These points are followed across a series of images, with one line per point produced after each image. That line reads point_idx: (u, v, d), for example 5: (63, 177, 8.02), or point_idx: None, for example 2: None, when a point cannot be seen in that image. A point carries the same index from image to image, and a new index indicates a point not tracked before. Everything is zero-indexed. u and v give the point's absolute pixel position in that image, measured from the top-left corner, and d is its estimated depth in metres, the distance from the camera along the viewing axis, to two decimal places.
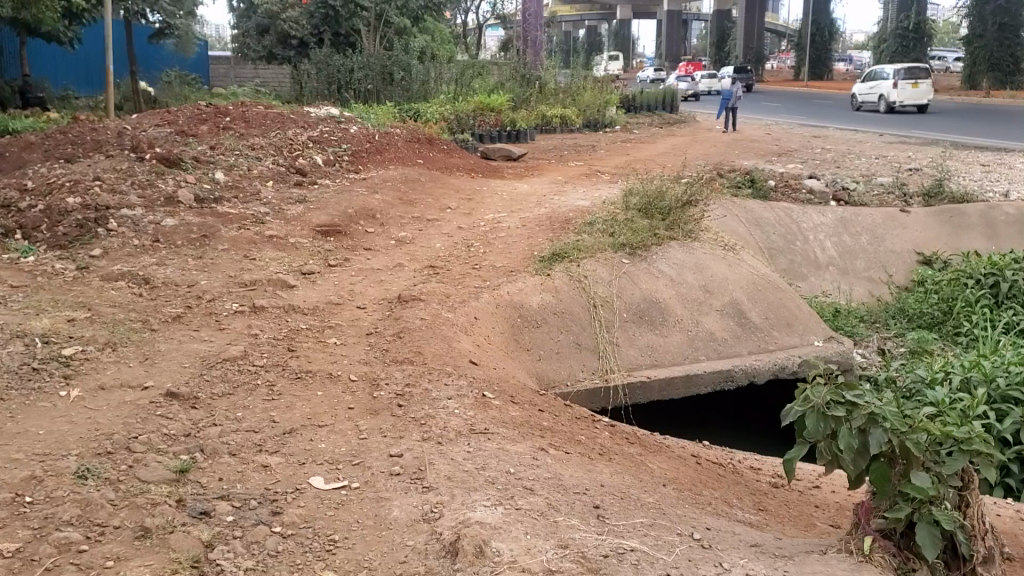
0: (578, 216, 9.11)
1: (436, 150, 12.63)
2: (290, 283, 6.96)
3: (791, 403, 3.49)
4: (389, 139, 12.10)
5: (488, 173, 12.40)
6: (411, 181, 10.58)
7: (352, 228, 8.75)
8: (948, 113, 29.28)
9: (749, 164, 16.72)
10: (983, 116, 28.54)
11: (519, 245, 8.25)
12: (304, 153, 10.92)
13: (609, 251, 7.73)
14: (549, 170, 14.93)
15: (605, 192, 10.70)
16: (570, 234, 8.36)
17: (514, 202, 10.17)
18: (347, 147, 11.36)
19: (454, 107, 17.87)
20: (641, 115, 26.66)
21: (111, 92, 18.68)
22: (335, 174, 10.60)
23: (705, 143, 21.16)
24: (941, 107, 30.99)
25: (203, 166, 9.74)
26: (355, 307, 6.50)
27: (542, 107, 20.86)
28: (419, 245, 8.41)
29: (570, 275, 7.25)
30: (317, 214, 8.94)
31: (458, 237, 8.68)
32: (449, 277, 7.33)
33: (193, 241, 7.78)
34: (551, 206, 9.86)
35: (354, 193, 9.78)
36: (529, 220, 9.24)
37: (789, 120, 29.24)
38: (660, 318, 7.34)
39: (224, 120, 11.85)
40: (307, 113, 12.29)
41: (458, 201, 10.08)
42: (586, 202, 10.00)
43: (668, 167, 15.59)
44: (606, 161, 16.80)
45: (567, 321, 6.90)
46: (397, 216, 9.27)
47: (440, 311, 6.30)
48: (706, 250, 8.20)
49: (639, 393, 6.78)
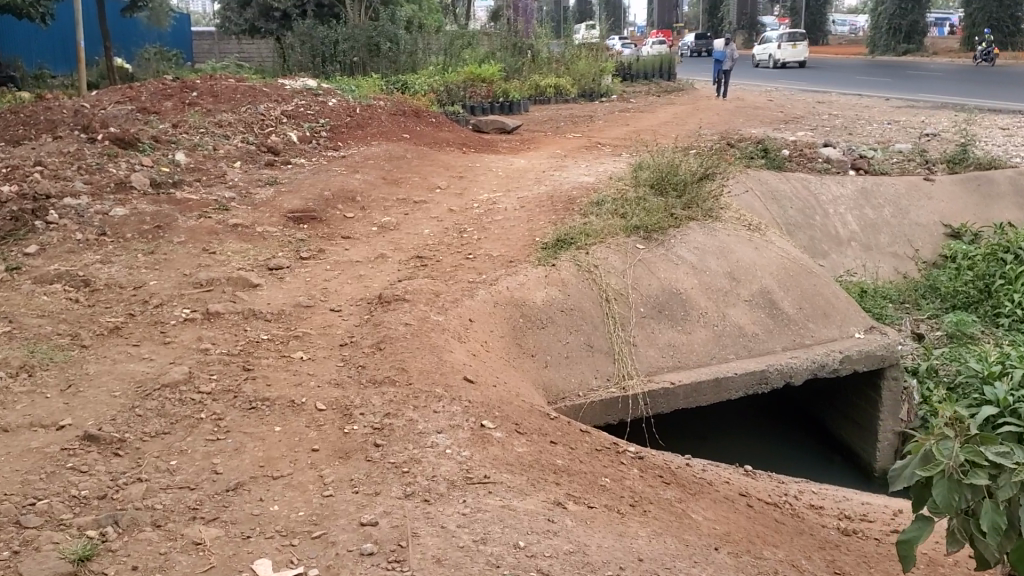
0: (582, 195, 8.14)
1: (424, 124, 11.62)
2: (254, 281, 5.99)
3: (916, 468, 2.94)
4: (372, 112, 11.09)
5: (481, 148, 11.40)
6: (397, 158, 9.60)
7: (330, 213, 7.78)
8: (954, 76, 28.22)
9: (759, 133, 15.70)
10: (991, 78, 27.47)
11: (517, 229, 7.29)
12: (278, 130, 9.92)
13: (621, 235, 6.77)
14: (546, 143, 13.92)
15: (611, 167, 9.73)
16: (575, 216, 7.39)
17: (510, 179, 9.20)
18: (327, 122, 10.37)
19: (442, 79, 16.82)
20: (637, 84, 25.58)
21: (82, 69, 17.57)
22: (312, 152, 9.61)
23: (708, 112, 20.13)
24: (947, 70, 29.92)
25: (163, 147, 8.75)
26: (329, 310, 5.55)
27: (535, 77, 19.81)
28: (406, 231, 7.44)
29: (578, 264, 6.29)
30: (290, 198, 7.96)
31: (450, 221, 7.71)
32: (438, 270, 6.37)
33: (145, 233, 6.81)
34: (551, 183, 8.89)
35: (333, 173, 8.80)
36: (529, 199, 8.27)
37: (790, 86, 28.17)
38: (682, 312, 6.40)
39: (190, 96, 10.83)
40: (282, 85, 11.28)
41: (449, 179, 9.11)
42: (591, 178, 9.02)
43: (674, 137, 14.58)
44: (606, 133, 15.79)
45: (576, 319, 5.95)
46: (380, 198, 8.29)
47: (427, 313, 5.35)
48: (730, 231, 7.24)
49: (661, 402, 5.85)
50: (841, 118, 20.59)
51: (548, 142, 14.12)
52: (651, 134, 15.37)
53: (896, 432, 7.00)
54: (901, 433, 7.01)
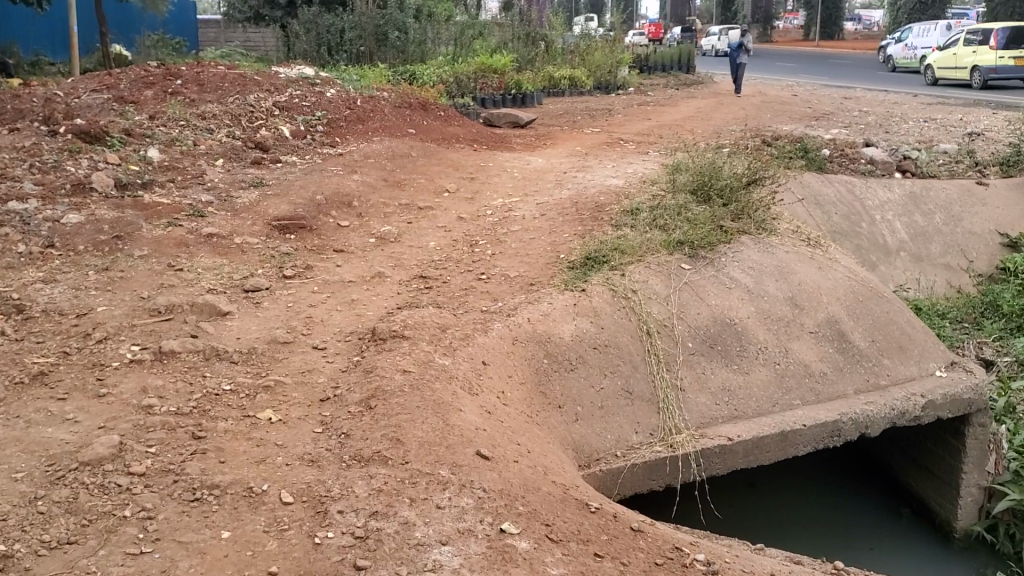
0: (612, 201, 7.09)
1: (431, 118, 10.56)
2: (223, 308, 4.96)
3: None
4: (375, 103, 10.03)
5: (494, 145, 10.35)
6: (401, 156, 8.55)
7: (322, 221, 6.75)
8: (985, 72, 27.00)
9: (792, 130, 14.59)
10: None
11: (538, 242, 6.24)
12: (268, 124, 8.88)
13: (663, 254, 5.73)
14: (564, 139, 12.84)
15: (640, 169, 8.67)
16: (606, 227, 6.35)
17: (528, 182, 8.15)
18: (324, 115, 9.31)
19: (452, 70, 15.77)
20: (655, 77, 24.49)
21: (76, 56, 16.53)
22: (306, 148, 8.57)
23: (732, 106, 19.03)
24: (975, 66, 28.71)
25: (136, 142, 7.72)
26: (312, 348, 4.52)
27: (549, 69, 18.75)
28: (409, 244, 6.40)
29: (614, 289, 5.25)
30: (277, 203, 6.92)
31: (460, 232, 6.66)
32: (445, 295, 5.33)
33: (100, 244, 5.79)
34: (574, 187, 7.83)
35: (328, 173, 7.75)
36: (552, 206, 7.22)
37: (812, 79, 27.04)
38: (738, 349, 5.37)
39: (173, 84, 9.79)
40: (275, 73, 10.22)
41: (458, 181, 8.07)
42: (620, 181, 7.97)
43: (703, 135, 13.47)
44: (627, 128, 14.70)
45: (613, 359, 4.91)
46: (379, 204, 7.25)
47: (431, 354, 4.32)
48: (788, 249, 6.21)
49: (716, 462, 4.83)
50: (872, 115, 19.48)
51: (566, 137, 13.04)
52: (677, 131, 14.27)
53: (981, 488, 5.93)
54: (988, 489, 5.93)
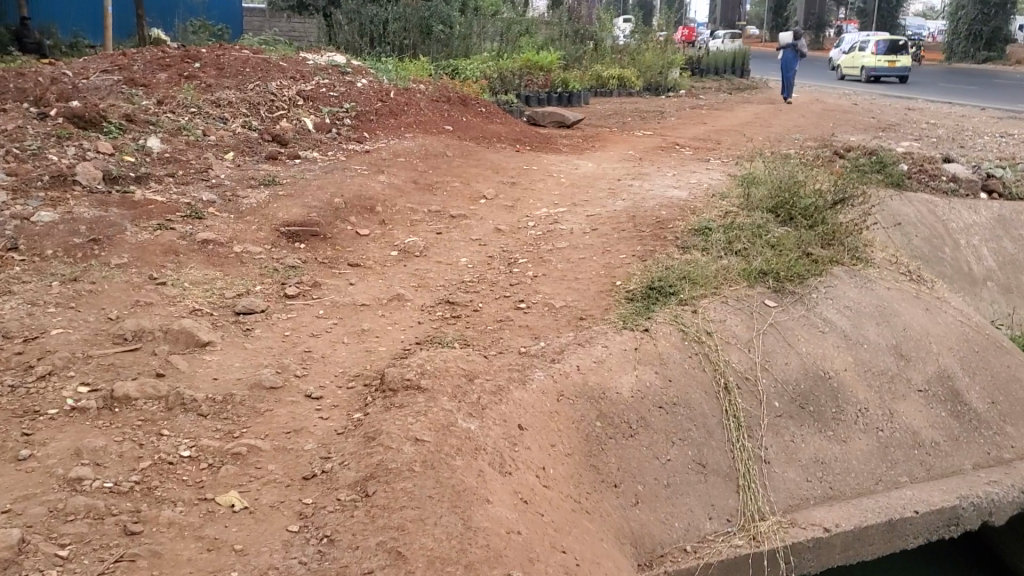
0: (676, 217, 6.10)
1: (471, 115, 9.60)
2: (203, 337, 4.03)
3: None
4: (410, 95, 9.08)
5: (539, 146, 9.37)
6: (435, 155, 7.62)
7: (338, 228, 5.81)
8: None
9: (863, 142, 13.44)
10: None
11: (589, 264, 5.26)
12: (290, 114, 7.97)
13: (744, 286, 4.75)
14: (615, 142, 11.83)
15: (705, 179, 7.66)
16: (671, 249, 5.36)
17: (577, 189, 7.18)
18: (353, 106, 8.38)
19: (496, 65, 14.80)
20: (708, 80, 23.35)
21: (109, 33, 15.72)
22: (330, 142, 7.64)
23: (792, 114, 17.88)
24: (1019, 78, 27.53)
25: (137, 129, 6.84)
26: (304, 396, 3.57)
27: (597, 68, 17.73)
28: (437, 260, 5.45)
29: (684, 330, 4.27)
30: (288, 203, 6.00)
31: (499, 248, 5.70)
32: (477, 329, 4.37)
33: (72, 249, 4.90)
34: (630, 197, 6.84)
35: (351, 173, 6.83)
36: (605, 219, 6.23)
37: (872, 87, 25.73)
38: (834, 410, 4.39)
39: (191, 68, 8.92)
40: (303, 59, 9.32)
41: (497, 185, 7.12)
42: (683, 193, 6.96)
43: (767, 145, 12.39)
44: (682, 133, 13.64)
45: (682, 422, 3.95)
46: (406, 210, 6.31)
47: (453, 414, 3.35)
48: (889, 284, 5.21)
49: (809, 560, 3.86)
50: (942, 127, 18.24)
51: (617, 141, 12.01)
52: (737, 139, 13.18)
53: None
54: None
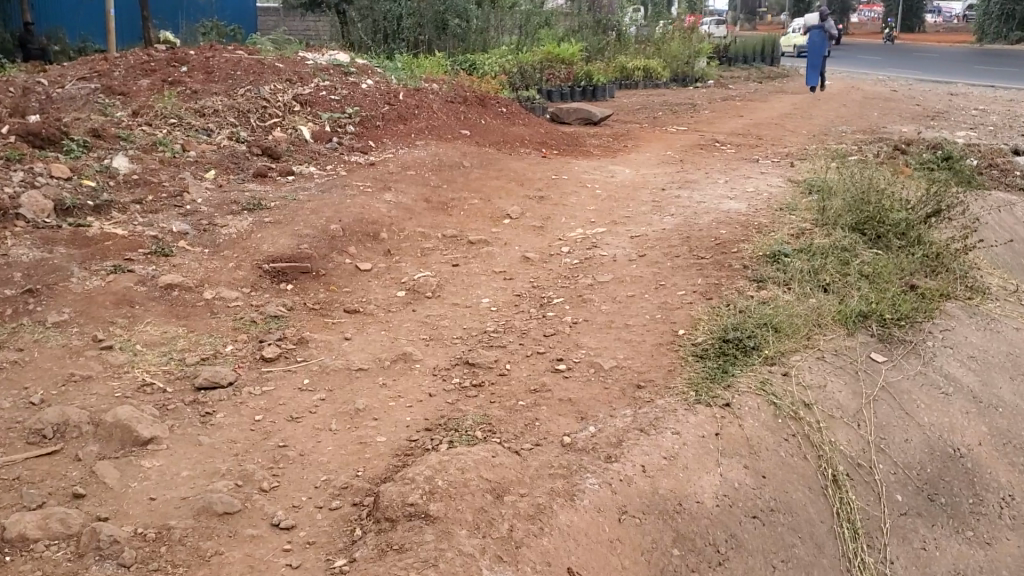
0: (738, 238, 5.10)
1: (490, 116, 8.59)
2: (144, 431, 3.06)
3: None
4: (421, 96, 8.08)
5: (567, 150, 8.35)
6: (451, 167, 6.63)
7: (334, 261, 4.83)
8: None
9: (917, 134, 12.34)
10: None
11: (642, 304, 4.27)
12: (285, 122, 7.00)
13: (842, 335, 3.78)
14: (648, 140, 10.79)
15: (762, 185, 6.63)
16: (740, 281, 4.38)
17: (615, 202, 6.17)
18: (357, 110, 7.38)
19: (515, 59, 13.78)
20: (737, 69, 22.19)
21: (112, 30, 14.64)
22: (329, 154, 6.66)
23: (833, 102, 16.74)
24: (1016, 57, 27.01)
25: (105, 147, 5.88)
26: (270, 528, 2.61)
27: (621, 59, 16.68)
28: (454, 301, 4.46)
29: (777, 405, 3.30)
30: (274, 232, 5.02)
31: (528, 283, 4.70)
32: (504, 402, 3.37)
33: (1, 303, 3.94)
34: (680, 212, 5.83)
35: (352, 191, 5.84)
36: (654, 242, 5.21)
37: (909, 72, 24.41)
38: (971, 501, 3.46)
39: (177, 72, 7.96)
40: (302, 58, 8.34)
41: (524, 201, 6.13)
42: (741, 205, 5.94)
43: (814, 141, 11.32)
44: (719, 128, 12.58)
45: (783, 536, 2.96)
46: (417, 237, 5.32)
47: (476, 565, 2.37)
48: (1015, 323, 4.24)
49: None
50: (994, 114, 17.06)
51: (651, 139, 10.96)
52: (780, 135, 12.10)
53: None
54: None
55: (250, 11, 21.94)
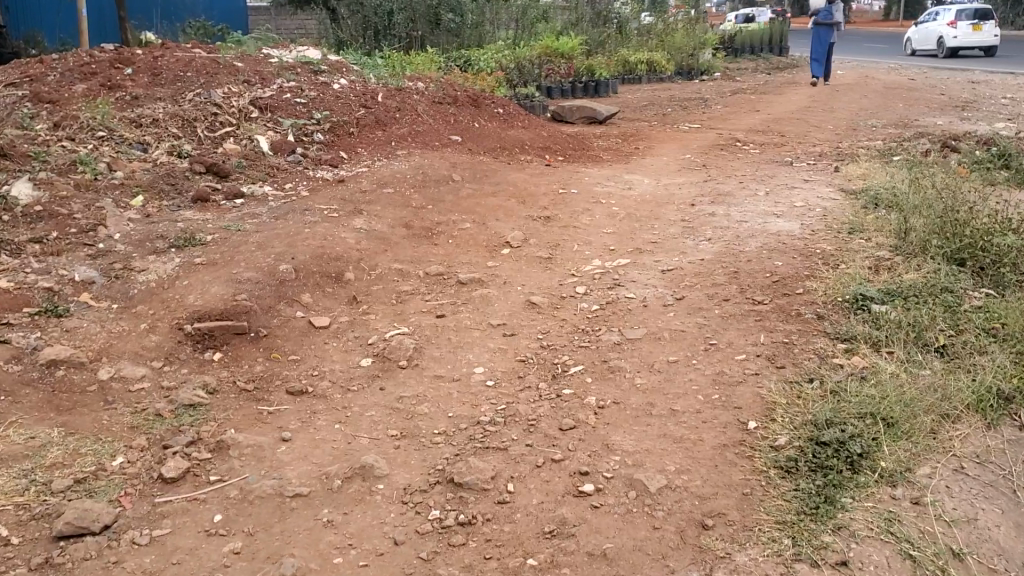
0: (800, 275, 4.01)
1: (484, 119, 7.46)
2: None
3: None
4: (404, 95, 6.96)
5: (573, 155, 7.25)
6: (437, 181, 5.51)
7: (281, 317, 3.71)
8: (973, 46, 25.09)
9: (955, 127, 11.23)
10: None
11: (692, 377, 3.14)
12: (240, 130, 5.88)
13: (982, 432, 2.71)
14: (661, 141, 9.67)
15: (811, 197, 5.52)
16: (817, 342, 3.30)
17: (637, 224, 5.06)
18: (326, 114, 6.26)
19: (512, 53, 12.66)
20: (743, 59, 21.02)
21: (83, 30, 13.27)
22: (291, 169, 5.56)
23: (853, 93, 15.61)
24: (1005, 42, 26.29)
25: (9, 170, 4.77)
26: None
27: (623, 51, 15.56)
28: (437, 373, 3.30)
29: (915, 558, 2.23)
30: (206, 279, 3.90)
31: (535, 340, 3.58)
32: (506, 563, 2.26)
33: None
34: (718, 235, 4.74)
35: (313, 216, 4.72)
36: (693, 279, 4.10)
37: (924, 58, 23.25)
38: None
39: (120, 75, 6.82)
40: (266, 56, 7.21)
41: (526, 223, 5.01)
42: (792, 226, 4.83)
43: (845, 138, 10.20)
44: (735, 125, 11.47)
45: None
46: (392, 275, 4.19)
47: None
48: None
49: None
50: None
51: (665, 140, 9.84)
52: (804, 131, 10.98)
53: None
54: None
55: (240, 11, 20.30)
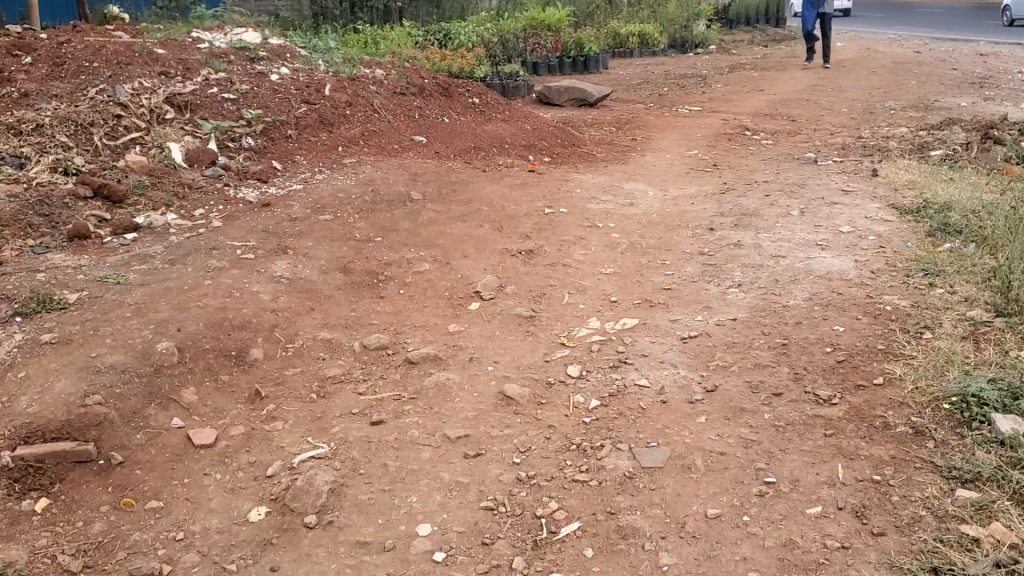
0: (873, 352, 2.94)
1: (455, 112, 6.33)
2: None
3: None
4: (358, 86, 5.82)
5: (561, 154, 6.14)
6: (392, 202, 4.40)
7: (147, 432, 2.61)
8: (929, 15, 24.80)
9: (980, 110, 10.17)
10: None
11: (748, 553, 2.05)
12: (148, 136, 4.74)
13: None
14: (661, 130, 8.56)
15: (857, 218, 4.44)
16: (926, 485, 2.23)
17: (642, 263, 3.98)
18: (259, 113, 5.11)
19: (495, 27, 11.48)
20: (739, 30, 19.86)
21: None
22: (206, 186, 4.43)
23: (860, 69, 14.54)
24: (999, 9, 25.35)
25: None
26: None
27: (614, 23, 14.38)
28: (362, 535, 2.21)
29: None
30: (50, 370, 2.79)
31: (510, 466, 2.49)
32: None
33: None
34: (751, 280, 3.66)
35: (221, 259, 3.61)
36: (725, 354, 3.01)
37: (924, 27, 22.17)
38: None
39: (15, 62, 5.63)
40: (194, 39, 6.04)
41: (502, 262, 3.92)
42: (845, 265, 3.76)
43: (863, 125, 9.13)
44: (739, 107, 10.37)
45: None
46: (317, 351, 3.09)
47: None
48: None
49: None
50: None
51: (664, 128, 8.72)
52: (816, 115, 9.89)
53: None
54: None
55: None
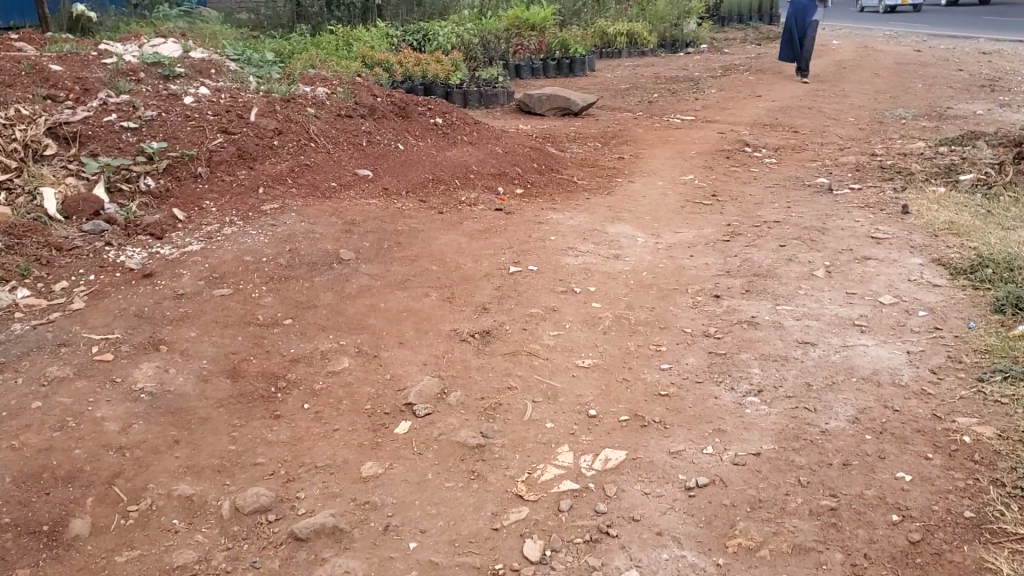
0: (959, 527, 2.05)
1: (411, 135, 5.41)
2: None
3: None
4: (292, 109, 4.90)
5: (536, 182, 5.23)
6: (315, 266, 3.48)
7: None
8: None
9: (999, 119, 9.27)
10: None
11: None
12: (17, 178, 3.81)
13: None
14: (651, 145, 7.67)
15: (901, 280, 3.54)
16: None
17: (631, 350, 3.07)
18: (163, 146, 4.19)
19: (472, 25, 10.54)
20: (733, 27, 18.95)
21: None
22: (81, 247, 3.52)
23: (862, 70, 13.66)
24: None
25: None
26: None
27: (602, 21, 13.46)
28: None
29: None
30: None
31: None
32: None
33: None
34: (775, 384, 2.76)
35: (68, 364, 2.71)
36: (749, 524, 2.12)
37: (921, 22, 21.29)
38: None
39: None
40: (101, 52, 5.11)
41: (449, 352, 3.01)
42: (896, 360, 2.86)
43: (874, 138, 8.23)
44: (736, 116, 9.48)
45: None
46: (170, 515, 2.18)
47: None
48: None
49: None
50: None
51: (655, 143, 7.82)
52: (821, 126, 8.99)
53: None
54: None
55: None
